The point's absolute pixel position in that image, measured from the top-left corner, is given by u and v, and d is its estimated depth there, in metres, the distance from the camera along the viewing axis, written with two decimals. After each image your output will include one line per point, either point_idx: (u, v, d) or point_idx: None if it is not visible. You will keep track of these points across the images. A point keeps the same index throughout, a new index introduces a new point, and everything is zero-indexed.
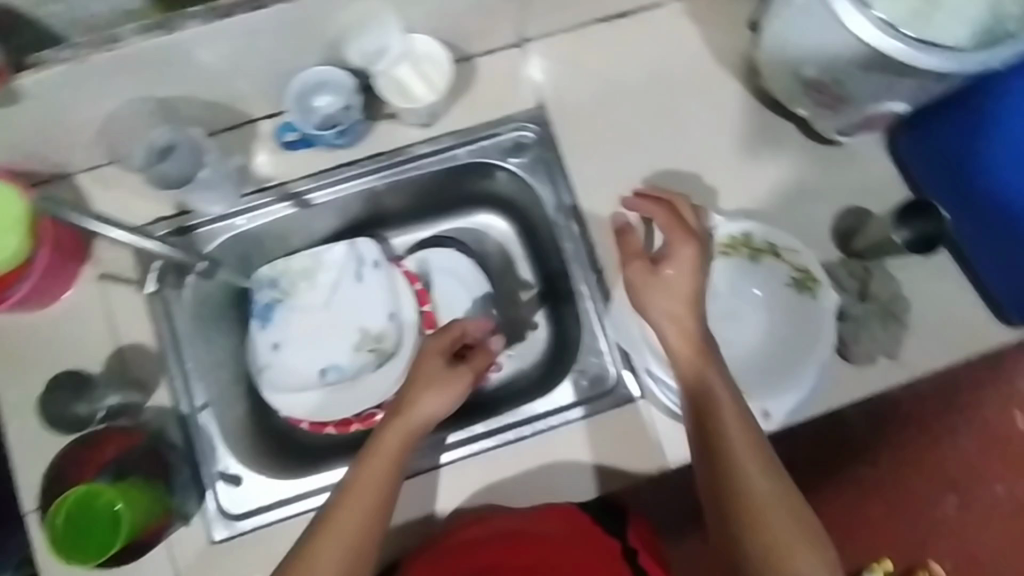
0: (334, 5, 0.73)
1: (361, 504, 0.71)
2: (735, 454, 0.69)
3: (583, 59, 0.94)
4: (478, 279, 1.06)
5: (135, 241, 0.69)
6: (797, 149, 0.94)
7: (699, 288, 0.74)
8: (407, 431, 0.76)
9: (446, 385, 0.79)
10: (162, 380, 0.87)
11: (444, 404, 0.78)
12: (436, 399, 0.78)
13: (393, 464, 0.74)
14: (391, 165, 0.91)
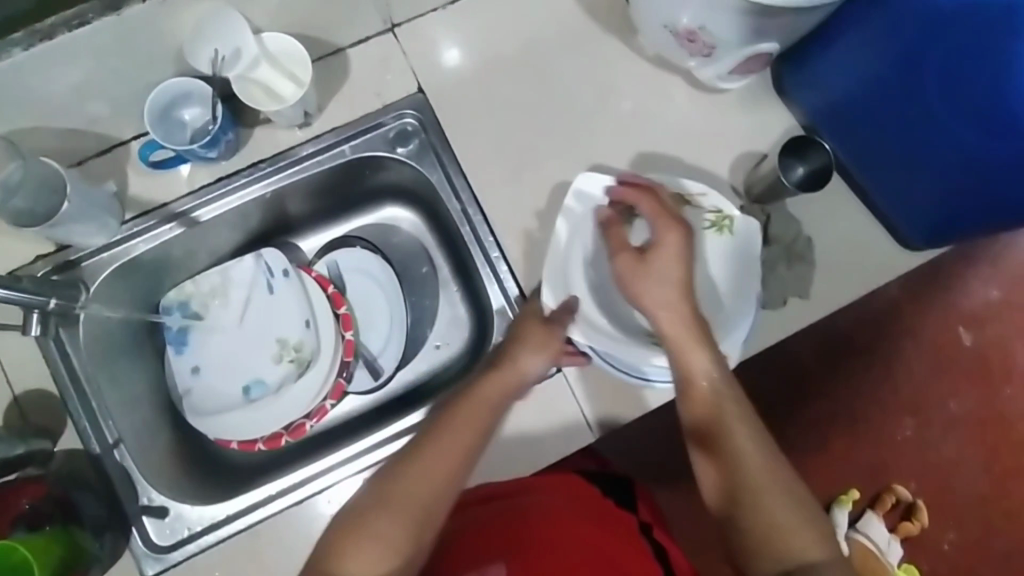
0: (167, 13, 0.70)
1: (426, 489, 0.67)
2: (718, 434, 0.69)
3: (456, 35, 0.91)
4: (392, 276, 1.05)
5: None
6: (684, 100, 0.92)
7: (688, 274, 0.72)
8: (507, 388, 0.76)
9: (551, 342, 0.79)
10: (67, 424, 0.84)
11: (537, 359, 0.78)
12: (537, 356, 0.78)
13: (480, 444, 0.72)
14: (276, 171, 0.89)
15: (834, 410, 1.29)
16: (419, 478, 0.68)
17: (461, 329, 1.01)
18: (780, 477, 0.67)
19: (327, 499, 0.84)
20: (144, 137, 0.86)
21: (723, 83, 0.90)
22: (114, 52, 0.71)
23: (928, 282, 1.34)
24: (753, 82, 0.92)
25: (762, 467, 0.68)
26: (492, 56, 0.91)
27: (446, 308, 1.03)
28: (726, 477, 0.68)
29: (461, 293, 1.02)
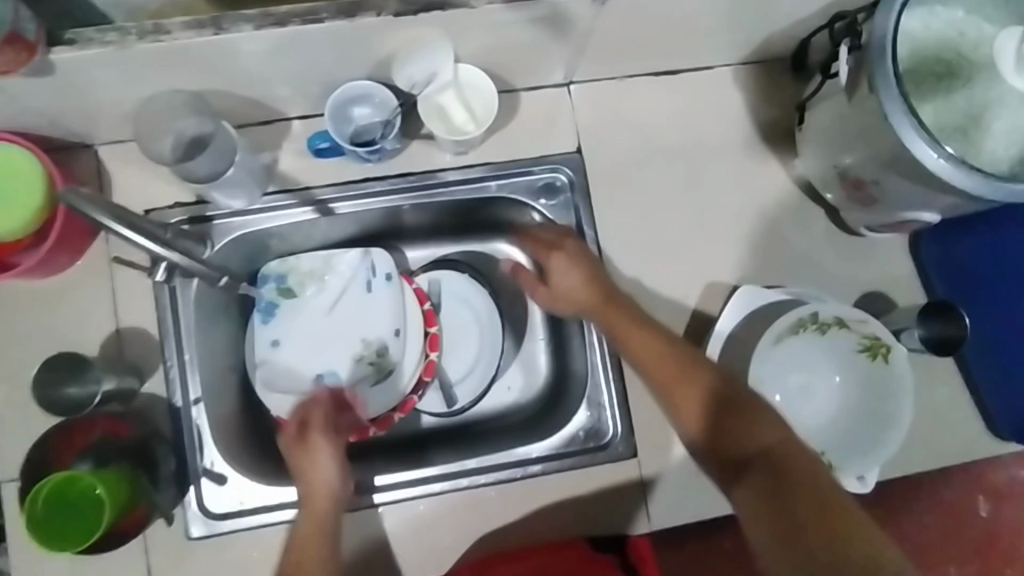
0: (391, 29, 0.72)
1: None
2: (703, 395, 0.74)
3: (556, 266, 0.85)
4: (491, 308, 1.05)
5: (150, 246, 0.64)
6: (821, 232, 0.94)
7: (593, 271, 0.84)
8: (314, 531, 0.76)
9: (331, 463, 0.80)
10: (158, 370, 0.85)
11: (331, 463, 0.80)
12: (325, 463, 0.80)
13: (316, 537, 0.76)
14: (420, 187, 0.90)
15: None
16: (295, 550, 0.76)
17: (537, 377, 1.02)
18: (826, 493, 0.65)
19: (385, 515, 0.88)
20: (311, 120, 0.88)
21: (865, 230, 0.92)
22: (330, 47, 0.73)
23: None
24: (892, 235, 0.94)
25: (816, 516, 0.64)
26: (590, 259, 0.85)
27: (528, 356, 1.03)
28: (777, 548, 0.64)
29: (546, 344, 1.03)
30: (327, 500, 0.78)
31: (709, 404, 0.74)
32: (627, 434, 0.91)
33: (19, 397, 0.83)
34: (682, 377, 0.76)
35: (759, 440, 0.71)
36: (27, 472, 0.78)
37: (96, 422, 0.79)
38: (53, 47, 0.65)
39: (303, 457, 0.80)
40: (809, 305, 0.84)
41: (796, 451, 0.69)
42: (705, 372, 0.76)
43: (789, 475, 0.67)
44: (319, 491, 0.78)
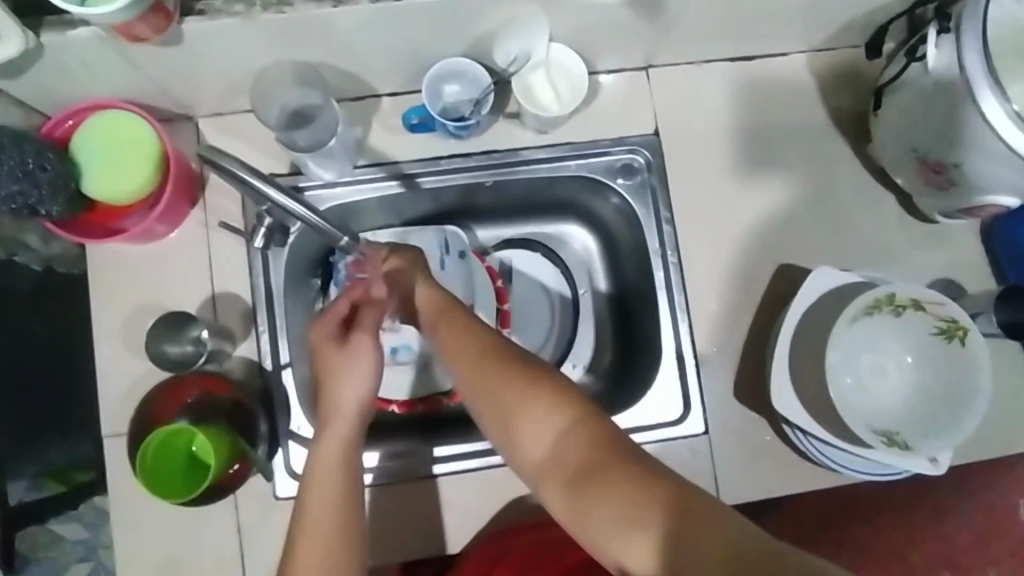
0: (494, 6, 0.75)
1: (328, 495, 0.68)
2: (491, 382, 0.67)
3: (393, 279, 0.78)
4: (562, 286, 1.07)
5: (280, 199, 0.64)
6: (893, 218, 0.96)
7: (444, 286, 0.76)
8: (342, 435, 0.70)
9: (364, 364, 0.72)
10: (251, 333, 0.88)
11: (376, 376, 0.73)
12: (365, 371, 0.72)
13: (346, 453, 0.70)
14: (502, 165, 0.93)
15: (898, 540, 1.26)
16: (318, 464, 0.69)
17: (603, 357, 1.05)
18: (630, 483, 0.60)
19: (448, 481, 0.92)
20: (401, 98, 0.91)
21: (939, 217, 0.93)
22: (434, 24, 0.76)
23: None
24: (965, 223, 0.95)
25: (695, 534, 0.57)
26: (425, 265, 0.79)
27: (594, 335, 1.06)
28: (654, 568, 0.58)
29: (613, 324, 1.05)
30: (349, 414, 0.71)
31: (561, 443, 0.64)
32: (697, 410, 0.92)
33: (119, 354, 0.86)
34: (470, 360, 0.69)
35: (529, 443, 0.65)
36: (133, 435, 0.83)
37: (191, 381, 0.84)
38: (185, 16, 0.68)
39: (348, 353, 0.72)
40: (885, 286, 0.84)
41: (630, 473, 0.61)
42: (522, 370, 0.67)
43: (596, 469, 0.62)
44: (350, 411, 0.71)
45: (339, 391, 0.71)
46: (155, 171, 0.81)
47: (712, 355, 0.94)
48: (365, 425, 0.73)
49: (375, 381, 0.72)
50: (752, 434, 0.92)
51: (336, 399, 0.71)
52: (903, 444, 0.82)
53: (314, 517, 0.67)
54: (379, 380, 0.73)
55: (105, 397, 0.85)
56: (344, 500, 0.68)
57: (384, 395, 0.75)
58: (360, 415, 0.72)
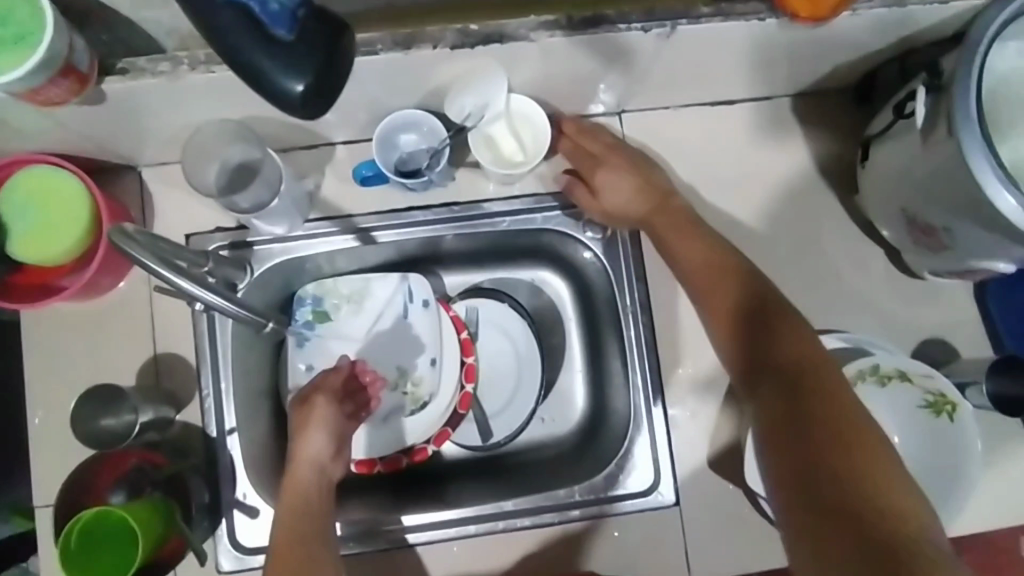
0: (442, 60, 0.70)
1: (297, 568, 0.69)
2: (770, 338, 0.67)
3: (603, 176, 0.84)
4: (531, 339, 1.01)
5: (202, 296, 0.63)
6: (880, 274, 0.90)
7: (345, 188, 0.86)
8: (300, 505, 0.75)
9: (325, 427, 0.82)
10: (194, 397, 0.83)
11: (329, 433, 0.82)
12: (318, 434, 0.81)
13: (315, 531, 0.73)
14: (463, 217, 0.88)
15: None
16: (285, 541, 0.71)
17: (574, 412, 0.99)
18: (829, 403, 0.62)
19: (402, 558, 0.86)
20: (356, 147, 0.86)
21: (928, 274, 0.87)
22: (383, 79, 0.71)
23: None
24: (958, 281, 0.89)
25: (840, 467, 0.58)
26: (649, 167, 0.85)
27: (564, 391, 1.00)
28: (822, 485, 0.58)
29: (584, 377, 0.99)
30: (307, 487, 0.77)
31: (731, 294, 0.72)
32: (668, 478, 0.87)
33: (53, 420, 0.81)
34: (779, 329, 0.67)
35: (796, 409, 0.63)
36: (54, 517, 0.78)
37: (130, 453, 0.78)
38: (106, 76, 0.64)
39: (305, 418, 0.83)
40: (869, 356, 0.79)
41: (803, 344, 0.66)
42: (796, 324, 0.68)
43: (800, 377, 0.64)
44: (306, 465, 0.79)
45: (303, 446, 0.80)
46: (74, 255, 0.76)
47: (686, 421, 0.88)
48: (325, 478, 0.80)
49: (327, 440, 0.81)
50: (725, 505, 0.87)
51: (295, 458, 0.80)
52: None
53: (291, 548, 0.71)
54: (335, 438, 0.83)
55: (36, 465, 0.81)
56: (314, 534, 0.73)
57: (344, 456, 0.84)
58: (316, 470, 0.79)
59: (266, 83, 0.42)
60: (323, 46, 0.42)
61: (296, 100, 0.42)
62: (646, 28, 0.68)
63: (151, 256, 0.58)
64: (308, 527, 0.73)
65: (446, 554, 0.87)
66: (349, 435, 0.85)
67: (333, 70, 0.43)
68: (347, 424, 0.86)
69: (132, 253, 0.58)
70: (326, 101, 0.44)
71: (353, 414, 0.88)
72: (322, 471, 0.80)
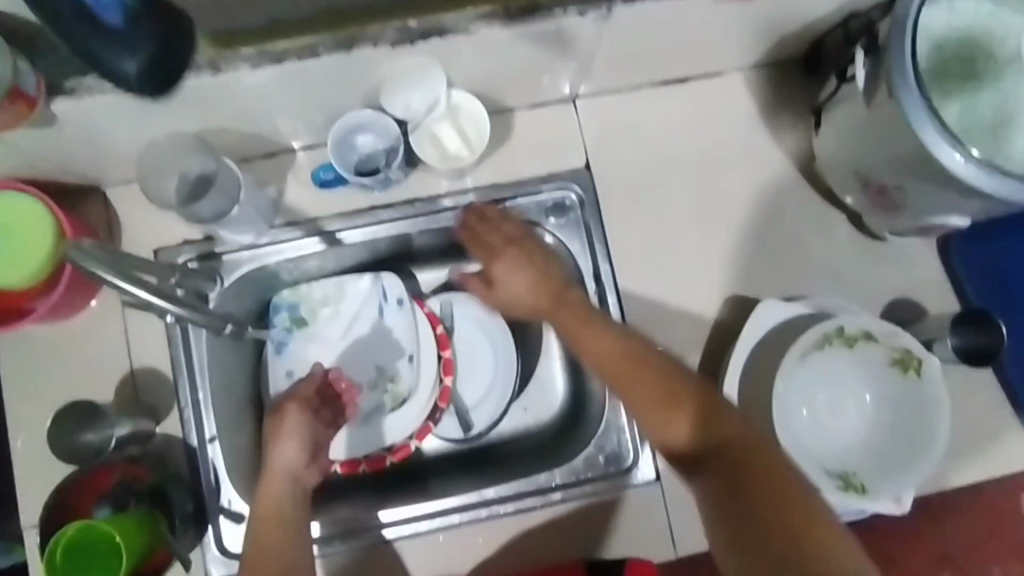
0: (386, 58, 0.71)
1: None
2: (684, 423, 0.67)
3: (500, 270, 0.83)
4: (507, 333, 1.01)
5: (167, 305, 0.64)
6: (843, 239, 0.91)
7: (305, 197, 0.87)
8: (276, 513, 0.79)
9: (297, 434, 0.86)
10: (173, 409, 0.85)
11: (301, 441, 0.86)
12: (290, 440, 0.85)
13: (289, 540, 0.77)
14: (425, 213, 0.89)
15: None
16: (262, 553, 0.76)
17: (553, 398, 1.00)
18: (768, 474, 0.62)
19: (387, 552, 0.88)
20: (315, 152, 0.87)
21: (890, 234, 0.88)
22: (330, 81, 0.73)
23: None
24: (921, 239, 0.89)
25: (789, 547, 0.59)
26: (551, 261, 0.82)
27: (544, 379, 1.01)
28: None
29: (561, 362, 1.00)
30: (282, 493, 0.82)
31: (645, 388, 0.69)
32: (646, 456, 0.87)
33: (36, 441, 0.83)
34: (687, 407, 0.67)
35: (738, 486, 0.63)
36: (40, 534, 0.79)
37: (114, 466, 0.79)
38: (55, 98, 0.65)
39: (279, 427, 0.87)
40: (833, 319, 0.80)
41: (734, 425, 0.65)
42: (699, 394, 0.68)
43: (727, 444, 0.65)
44: (279, 470, 0.83)
45: (276, 452, 0.84)
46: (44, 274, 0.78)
47: None
48: (299, 485, 0.83)
49: (299, 445, 0.85)
50: None
51: (270, 465, 0.84)
52: (860, 488, 0.77)
53: (265, 558, 0.75)
54: (308, 443, 0.87)
55: (23, 486, 0.82)
56: (287, 542, 0.77)
57: (320, 458, 0.88)
58: (290, 476, 0.83)
59: (98, 62, 0.60)
60: (147, 30, 0.61)
61: (130, 73, 0.61)
62: (583, 12, 0.69)
63: (111, 269, 0.59)
64: (284, 537, 0.77)
65: (426, 544, 0.88)
66: (325, 443, 0.90)
67: (169, 52, 0.62)
68: (319, 428, 0.90)
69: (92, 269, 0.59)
70: (155, 78, 0.62)
71: (330, 422, 0.92)
72: (296, 475, 0.84)
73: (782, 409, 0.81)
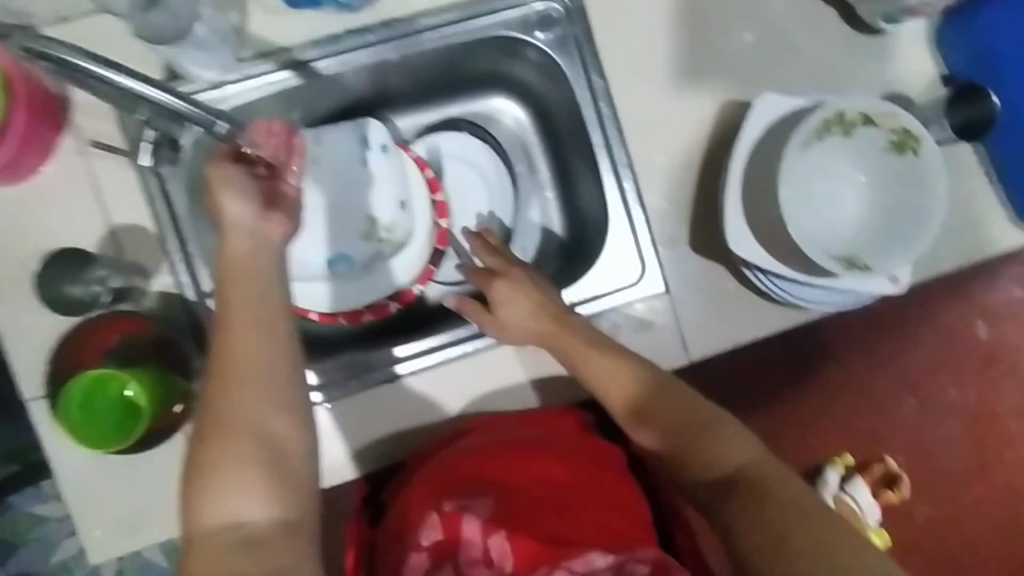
0: None
1: (234, 368, 0.63)
2: (653, 424, 0.75)
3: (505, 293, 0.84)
4: (499, 164, 1.00)
5: (160, 95, 0.60)
6: (836, 35, 0.88)
7: (270, 25, 0.80)
8: (238, 285, 0.66)
9: (247, 191, 0.69)
10: (163, 265, 0.80)
11: (248, 194, 0.69)
12: (235, 194, 0.69)
13: (256, 329, 0.64)
14: (401, 36, 0.83)
15: (850, 377, 1.20)
16: (222, 342, 0.64)
17: (551, 235, 0.99)
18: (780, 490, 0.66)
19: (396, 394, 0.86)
20: None
21: (881, 24, 0.86)
22: None
23: (969, 276, 1.21)
24: (910, 28, 0.88)
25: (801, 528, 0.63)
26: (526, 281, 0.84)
27: (540, 214, 1.00)
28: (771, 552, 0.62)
29: (554, 195, 1.00)
30: (243, 255, 0.67)
31: (608, 372, 0.78)
32: (656, 269, 0.88)
33: (17, 312, 0.77)
34: (653, 401, 0.76)
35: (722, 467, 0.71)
36: (50, 393, 0.77)
37: (108, 327, 0.77)
38: None
39: (213, 177, 0.69)
40: (834, 104, 0.79)
41: (720, 437, 0.72)
42: (654, 388, 0.77)
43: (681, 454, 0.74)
44: (231, 228, 0.68)
45: (223, 209, 0.68)
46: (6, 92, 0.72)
47: (664, 209, 0.88)
48: (266, 249, 0.69)
49: (248, 199, 0.69)
50: (714, 282, 0.88)
51: (223, 224, 0.69)
52: (863, 266, 0.80)
53: (230, 339, 0.64)
54: (258, 198, 0.70)
55: (12, 359, 0.77)
56: (258, 319, 0.65)
57: (282, 217, 0.71)
58: (248, 232, 0.68)
59: None
60: None
61: None
62: None
63: (79, 50, 0.54)
64: (252, 324, 0.64)
65: (444, 378, 0.86)
66: (287, 200, 0.72)
67: None
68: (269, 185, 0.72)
69: (51, 49, 0.54)
70: None
71: (269, 179, 0.72)
72: (254, 238, 0.68)
73: (789, 202, 0.81)
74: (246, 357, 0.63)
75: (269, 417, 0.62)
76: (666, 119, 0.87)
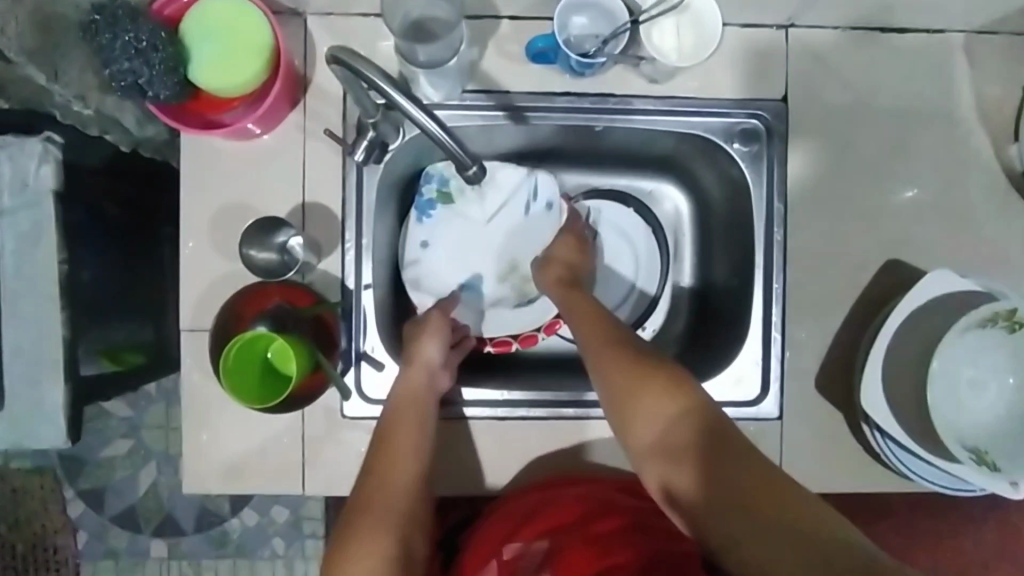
0: None
1: (386, 485, 0.76)
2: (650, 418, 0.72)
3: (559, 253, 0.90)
4: (652, 243, 1.03)
5: (433, 129, 0.67)
6: (1020, 229, 0.89)
7: (501, 69, 0.86)
8: (413, 407, 0.81)
9: (440, 334, 0.85)
10: (335, 249, 0.86)
11: (444, 341, 0.85)
12: (433, 341, 0.85)
13: (410, 455, 0.78)
14: (612, 110, 0.88)
15: None
16: (382, 462, 0.77)
17: (676, 325, 1.02)
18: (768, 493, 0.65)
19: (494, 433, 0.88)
20: (524, 24, 0.86)
21: None
22: None
23: None
24: None
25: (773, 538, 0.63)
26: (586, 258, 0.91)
27: (670, 302, 1.03)
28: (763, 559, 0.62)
29: (691, 289, 1.02)
30: (418, 387, 0.82)
31: (613, 355, 0.76)
32: (774, 395, 0.89)
33: (201, 248, 0.85)
34: (653, 398, 0.72)
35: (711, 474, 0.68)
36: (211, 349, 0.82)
37: (273, 290, 0.82)
38: None
39: (416, 332, 0.85)
40: (1008, 300, 0.78)
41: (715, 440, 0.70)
42: (657, 379, 0.73)
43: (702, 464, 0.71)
44: (420, 364, 0.83)
45: (417, 352, 0.83)
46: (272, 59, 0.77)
47: (800, 340, 0.90)
48: (437, 386, 0.84)
49: (442, 346, 0.85)
50: (823, 424, 0.89)
51: (409, 360, 0.83)
52: (991, 465, 0.79)
53: (390, 458, 0.77)
54: (447, 348, 0.85)
55: (184, 287, 0.85)
56: (415, 446, 0.79)
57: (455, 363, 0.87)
58: (429, 372, 0.83)
59: None
60: None
61: None
62: None
63: (378, 69, 0.63)
64: (411, 445, 0.79)
65: (547, 435, 0.89)
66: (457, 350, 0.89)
67: None
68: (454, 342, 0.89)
69: (351, 58, 0.63)
70: None
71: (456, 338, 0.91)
72: (435, 372, 0.83)
73: (930, 375, 0.81)
74: (393, 474, 0.77)
75: (393, 523, 0.74)
76: (829, 257, 0.89)
